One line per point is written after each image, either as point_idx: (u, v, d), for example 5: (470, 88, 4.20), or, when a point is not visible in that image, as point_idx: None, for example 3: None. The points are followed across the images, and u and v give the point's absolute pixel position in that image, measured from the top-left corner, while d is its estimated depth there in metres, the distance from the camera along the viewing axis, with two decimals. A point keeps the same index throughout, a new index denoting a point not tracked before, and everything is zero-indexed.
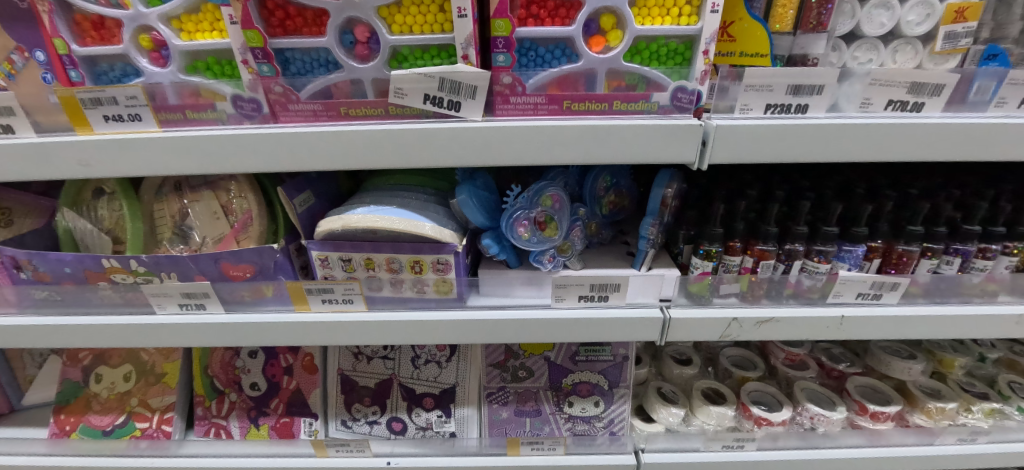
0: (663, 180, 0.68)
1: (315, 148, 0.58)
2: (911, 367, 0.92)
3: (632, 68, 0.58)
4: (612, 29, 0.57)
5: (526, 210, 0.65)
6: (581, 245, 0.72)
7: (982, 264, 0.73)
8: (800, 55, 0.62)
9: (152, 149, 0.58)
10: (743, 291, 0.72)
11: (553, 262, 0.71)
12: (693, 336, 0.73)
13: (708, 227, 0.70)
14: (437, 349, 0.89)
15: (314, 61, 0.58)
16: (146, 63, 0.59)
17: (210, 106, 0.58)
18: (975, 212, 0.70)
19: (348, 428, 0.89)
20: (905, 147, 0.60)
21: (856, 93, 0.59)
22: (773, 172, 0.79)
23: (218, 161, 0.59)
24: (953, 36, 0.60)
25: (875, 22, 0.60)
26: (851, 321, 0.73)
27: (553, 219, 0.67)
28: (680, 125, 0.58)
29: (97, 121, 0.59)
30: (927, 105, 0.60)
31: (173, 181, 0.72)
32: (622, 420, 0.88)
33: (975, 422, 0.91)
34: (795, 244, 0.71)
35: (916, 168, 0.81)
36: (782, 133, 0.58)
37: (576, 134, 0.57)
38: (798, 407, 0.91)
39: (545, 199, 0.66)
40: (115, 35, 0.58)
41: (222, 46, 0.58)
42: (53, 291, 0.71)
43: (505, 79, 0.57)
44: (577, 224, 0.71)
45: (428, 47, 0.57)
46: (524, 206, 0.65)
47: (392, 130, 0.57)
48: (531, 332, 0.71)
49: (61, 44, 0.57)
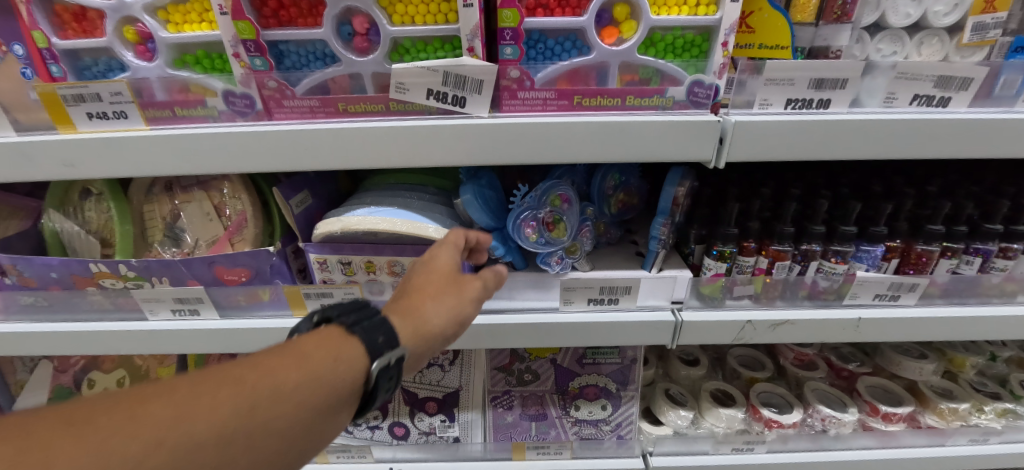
0: (675, 178, 0.65)
1: (312, 146, 0.55)
2: (923, 367, 0.90)
3: (646, 62, 0.54)
4: (626, 19, 0.53)
5: (533, 210, 0.62)
6: (589, 246, 0.69)
7: (1002, 264, 0.71)
8: (821, 47, 0.60)
9: (140, 148, 0.55)
10: (757, 292, 0.70)
11: (562, 264, 0.67)
12: (706, 339, 0.70)
13: (721, 227, 0.67)
14: (440, 352, 0.84)
15: (310, 53, 0.55)
16: (132, 57, 0.55)
17: (201, 102, 0.55)
18: (997, 210, 0.67)
19: (349, 433, 0.86)
20: (930, 143, 0.58)
21: (879, 87, 0.57)
22: (788, 169, 0.76)
23: (210, 161, 0.56)
24: (982, 27, 0.57)
25: (901, 12, 0.57)
26: (868, 323, 0.71)
27: (561, 219, 0.64)
28: (696, 121, 0.55)
29: (80, 118, 0.56)
30: (954, 99, 0.58)
31: (164, 181, 0.69)
32: (630, 424, 0.86)
33: (988, 423, 0.90)
34: (812, 244, 0.68)
35: (934, 164, 0.78)
36: (803, 130, 0.56)
37: (587, 131, 0.55)
38: (809, 408, 0.89)
39: (552, 197, 0.63)
40: (98, 28, 0.54)
41: (211, 38, 0.54)
42: (40, 297, 0.68)
43: (513, 73, 0.54)
44: (586, 224, 0.68)
45: (431, 39, 0.54)
46: (531, 206, 0.62)
47: (394, 127, 0.54)
48: (538, 336, 0.69)
49: (40, 37, 0.53)
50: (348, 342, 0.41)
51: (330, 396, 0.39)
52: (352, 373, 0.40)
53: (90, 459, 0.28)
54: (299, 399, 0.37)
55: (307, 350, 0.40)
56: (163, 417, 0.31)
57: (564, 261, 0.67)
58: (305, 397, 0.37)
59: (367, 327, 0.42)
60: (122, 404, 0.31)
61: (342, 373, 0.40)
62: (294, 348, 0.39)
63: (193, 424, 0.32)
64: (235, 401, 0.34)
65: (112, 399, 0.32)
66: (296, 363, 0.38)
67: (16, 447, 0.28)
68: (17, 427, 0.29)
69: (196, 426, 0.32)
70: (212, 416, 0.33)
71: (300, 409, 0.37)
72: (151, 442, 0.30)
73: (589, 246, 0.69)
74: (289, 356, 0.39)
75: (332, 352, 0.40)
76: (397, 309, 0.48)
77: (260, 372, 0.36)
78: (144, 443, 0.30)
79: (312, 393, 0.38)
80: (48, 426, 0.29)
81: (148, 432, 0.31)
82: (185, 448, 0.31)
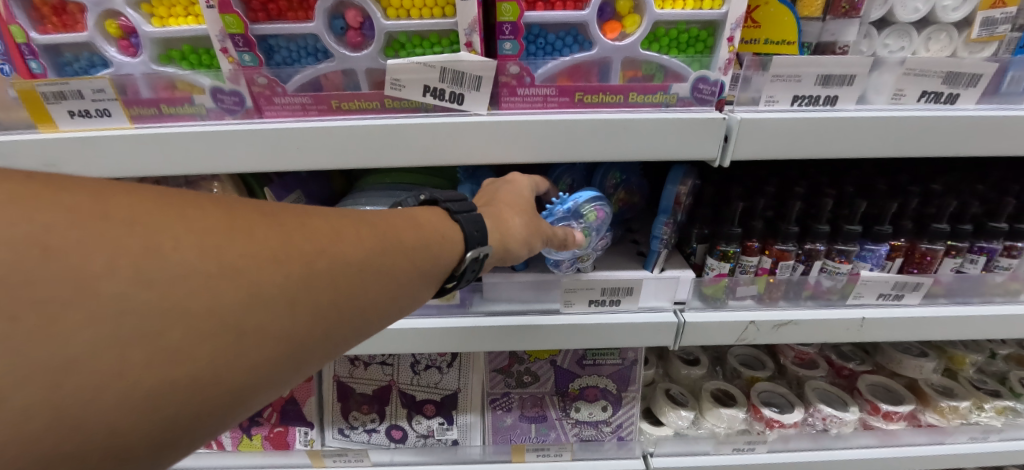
0: (676, 177, 0.64)
1: (305, 145, 0.53)
2: (924, 365, 0.90)
3: (650, 57, 0.53)
4: (629, 13, 0.52)
5: (566, 218, 0.60)
6: (597, 253, 0.66)
7: (1006, 263, 0.70)
8: (828, 42, 0.58)
9: (126, 147, 0.53)
10: (760, 292, 0.69)
11: (569, 266, 0.66)
12: (708, 340, 0.69)
13: (725, 227, 0.65)
14: (438, 355, 0.83)
15: (301, 48, 0.53)
16: (115, 52, 0.53)
17: (188, 100, 0.53)
18: (1002, 208, 0.67)
19: (346, 436, 0.85)
20: (938, 141, 0.56)
21: (886, 83, 0.56)
22: (791, 166, 0.75)
23: (199, 161, 0.54)
24: (990, 22, 0.56)
25: (909, 6, 0.56)
26: (871, 324, 0.70)
27: (589, 233, 0.61)
28: (701, 119, 0.53)
29: (61, 117, 0.53)
30: (962, 96, 0.56)
31: (152, 181, 0.67)
32: (630, 425, 0.85)
33: (988, 421, 0.89)
34: (816, 243, 0.67)
35: (938, 161, 0.77)
36: (810, 127, 0.54)
37: (589, 129, 0.53)
38: (810, 408, 0.88)
39: (589, 213, 0.60)
40: (79, 22, 0.52)
41: (198, 32, 0.52)
42: None
43: (512, 69, 0.52)
44: (606, 237, 0.65)
45: (428, 34, 0.52)
46: (565, 214, 0.60)
47: (390, 126, 0.53)
48: (539, 339, 0.68)
49: (17, 31, 0.50)
50: (452, 226, 0.48)
51: (433, 264, 0.45)
52: (453, 251, 0.46)
53: (280, 243, 0.34)
54: (417, 258, 0.43)
55: (421, 222, 0.46)
56: (329, 233, 0.37)
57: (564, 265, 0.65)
58: (421, 259, 0.43)
59: (472, 216, 0.48)
60: (300, 216, 0.37)
61: (446, 250, 0.46)
62: (413, 217, 0.46)
63: (348, 247, 0.38)
64: (374, 241, 0.40)
65: (287, 206, 0.38)
66: (416, 229, 0.44)
67: (228, 215, 0.33)
68: (223, 201, 0.34)
69: (348, 248, 0.38)
70: (361, 246, 0.39)
71: (416, 267, 0.43)
72: (319, 248, 0.36)
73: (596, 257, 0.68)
74: (407, 221, 0.45)
75: (442, 231, 0.47)
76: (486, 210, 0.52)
77: (393, 227, 0.43)
78: (315, 247, 0.36)
79: (423, 256, 0.44)
80: (249, 210, 0.35)
81: (318, 240, 0.36)
82: (339, 263, 0.37)
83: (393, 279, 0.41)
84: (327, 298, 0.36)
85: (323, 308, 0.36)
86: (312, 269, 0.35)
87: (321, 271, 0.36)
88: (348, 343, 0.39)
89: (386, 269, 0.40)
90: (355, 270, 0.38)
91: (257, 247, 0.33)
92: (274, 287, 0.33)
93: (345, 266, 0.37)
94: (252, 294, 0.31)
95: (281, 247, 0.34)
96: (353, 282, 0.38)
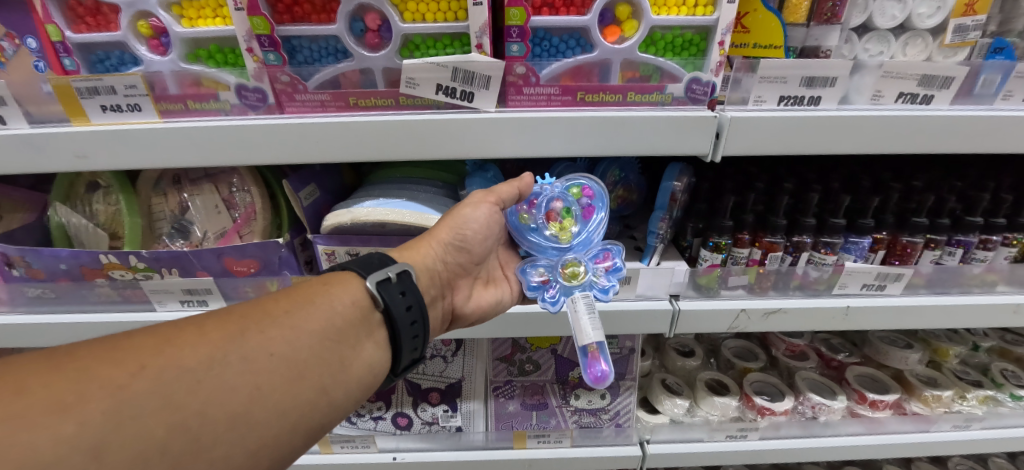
0: (673, 174, 0.68)
1: (324, 140, 0.57)
2: (909, 356, 0.94)
3: (646, 60, 0.57)
4: (628, 18, 0.56)
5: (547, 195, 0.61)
6: (598, 280, 0.61)
7: (983, 255, 0.74)
8: (813, 47, 0.63)
9: (154, 140, 0.56)
10: (750, 283, 0.72)
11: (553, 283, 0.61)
12: (702, 327, 0.73)
13: (718, 220, 0.70)
14: (443, 344, 0.84)
15: (322, 49, 0.56)
16: (145, 51, 0.56)
17: (214, 96, 0.57)
18: (977, 204, 0.71)
19: (353, 424, 0.88)
20: (913, 140, 0.61)
21: (867, 85, 0.60)
22: (780, 165, 0.79)
23: (224, 155, 0.57)
24: (962, 29, 0.61)
25: (887, 14, 0.61)
26: (856, 312, 0.74)
27: (570, 218, 0.61)
28: (695, 117, 0.57)
29: (93, 111, 0.57)
30: (936, 97, 0.61)
31: (171, 174, 0.70)
32: (628, 413, 0.89)
33: (970, 409, 0.94)
34: (803, 236, 0.72)
35: (920, 158, 0.81)
36: (794, 126, 0.58)
37: (588, 126, 0.57)
38: (800, 397, 0.93)
39: (573, 188, 0.62)
40: (112, 22, 0.55)
41: (225, 33, 0.55)
42: (47, 289, 0.68)
43: (518, 70, 0.56)
44: (607, 250, 0.63)
45: (441, 36, 0.56)
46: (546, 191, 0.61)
47: (404, 121, 0.56)
48: (542, 326, 0.72)
49: (53, 30, 0.53)
50: (347, 276, 0.54)
51: (320, 319, 0.49)
52: (347, 300, 0.51)
53: (71, 388, 0.36)
54: (291, 321, 0.47)
55: (298, 291, 0.51)
56: (149, 351, 0.40)
57: (553, 285, 0.61)
58: (296, 319, 0.47)
59: (362, 262, 0.55)
60: (107, 351, 0.39)
61: (334, 300, 0.51)
62: (288, 292, 0.51)
63: (180, 351, 0.40)
64: (224, 329, 0.44)
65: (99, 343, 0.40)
66: (288, 297, 0.50)
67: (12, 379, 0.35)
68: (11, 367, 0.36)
69: (184, 350, 0.41)
70: (203, 343, 0.42)
71: (296, 330, 0.47)
72: (137, 365, 0.38)
73: (599, 290, 0.61)
74: (280, 297, 0.50)
75: (321, 286, 0.52)
76: (403, 248, 0.60)
77: (259, 307, 0.48)
78: (129, 368, 0.38)
79: (297, 317, 0.48)
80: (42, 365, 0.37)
81: (133, 361, 0.39)
82: (169, 372, 0.39)
83: (265, 355, 0.44)
84: (172, 406, 0.38)
85: (165, 427, 0.37)
86: (127, 393, 0.37)
87: (144, 388, 0.37)
88: (246, 450, 0.41)
89: (247, 348, 0.43)
90: (202, 368, 0.40)
91: (40, 401, 0.34)
92: (75, 438, 0.34)
93: (185, 369, 0.40)
94: (41, 456, 0.32)
95: (73, 392, 0.36)
96: (202, 380, 0.40)
